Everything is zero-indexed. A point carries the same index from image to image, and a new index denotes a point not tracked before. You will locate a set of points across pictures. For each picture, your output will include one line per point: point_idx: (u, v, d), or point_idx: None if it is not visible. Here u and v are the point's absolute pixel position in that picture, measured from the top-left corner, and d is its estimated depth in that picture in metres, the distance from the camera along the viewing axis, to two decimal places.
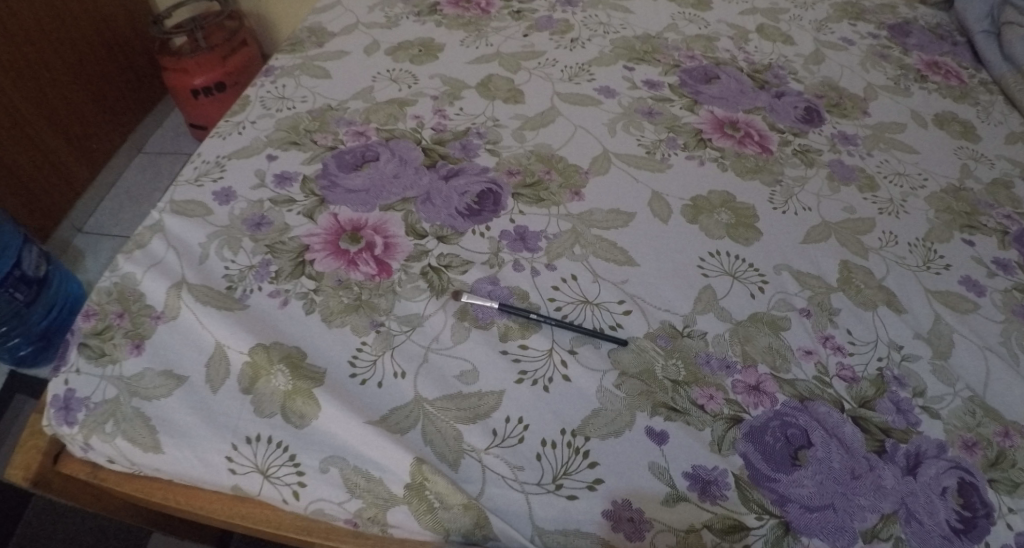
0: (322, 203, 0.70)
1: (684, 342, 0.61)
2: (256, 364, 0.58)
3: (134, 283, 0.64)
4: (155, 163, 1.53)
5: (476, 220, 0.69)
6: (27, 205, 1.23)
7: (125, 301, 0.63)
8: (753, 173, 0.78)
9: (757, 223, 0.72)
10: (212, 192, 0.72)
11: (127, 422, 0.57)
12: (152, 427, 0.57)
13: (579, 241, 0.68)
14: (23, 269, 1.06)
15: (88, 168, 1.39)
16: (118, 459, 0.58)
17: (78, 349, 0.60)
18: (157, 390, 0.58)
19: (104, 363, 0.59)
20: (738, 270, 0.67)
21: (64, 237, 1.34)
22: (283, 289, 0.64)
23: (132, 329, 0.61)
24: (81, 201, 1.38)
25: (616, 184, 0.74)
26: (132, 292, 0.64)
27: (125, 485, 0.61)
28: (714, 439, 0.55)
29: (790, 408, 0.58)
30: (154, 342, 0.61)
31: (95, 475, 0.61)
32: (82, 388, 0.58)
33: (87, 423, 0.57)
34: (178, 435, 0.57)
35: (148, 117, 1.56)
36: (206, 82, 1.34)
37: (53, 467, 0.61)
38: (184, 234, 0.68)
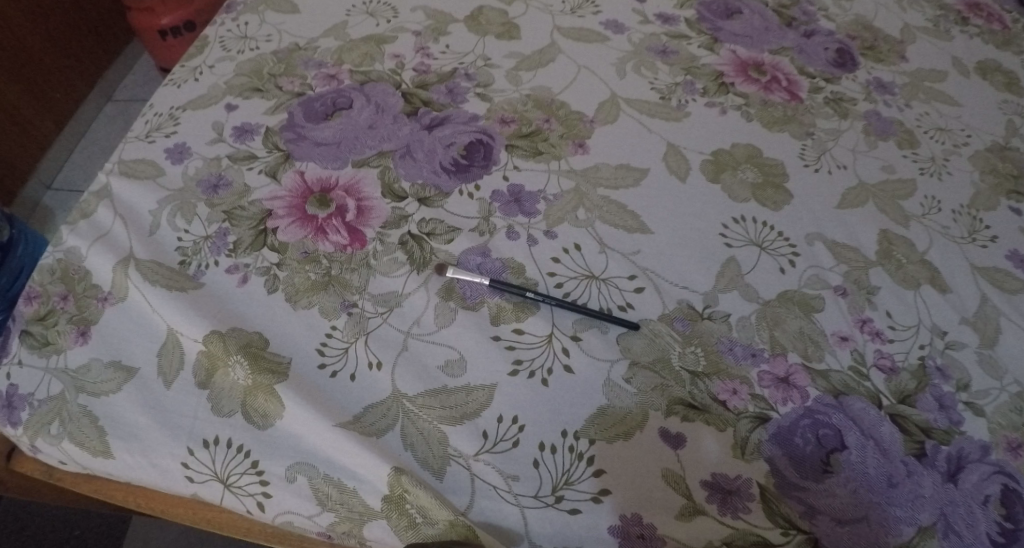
0: (287, 160, 0.61)
1: (703, 326, 0.53)
2: (213, 355, 0.51)
3: (78, 259, 0.56)
4: (127, 112, 1.38)
5: (463, 178, 0.60)
6: None
7: (69, 281, 0.55)
8: (781, 124, 0.69)
9: (786, 183, 0.63)
10: (165, 149, 0.63)
11: (73, 423, 0.51)
12: (101, 428, 0.51)
13: (583, 204, 0.60)
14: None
15: (54, 120, 1.25)
16: (68, 463, 0.52)
17: (19, 337, 0.53)
18: (105, 386, 0.51)
19: (47, 354, 0.52)
20: (765, 239, 0.59)
21: (33, 195, 1.22)
22: (243, 264, 0.55)
23: (77, 313, 0.54)
24: (48, 155, 1.25)
25: (627, 136, 0.65)
26: (77, 270, 0.55)
27: (82, 485, 0.54)
28: (737, 442, 0.49)
29: (823, 406, 0.51)
30: (100, 329, 0.53)
31: (50, 475, 0.54)
32: (24, 383, 0.52)
33: (31, 424, 0.51)
34: (129, 437, 0.51)
35: (119, 60, 1.40)
36: (173, 22, 1.20)
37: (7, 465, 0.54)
38: (134, 201, 0.59)
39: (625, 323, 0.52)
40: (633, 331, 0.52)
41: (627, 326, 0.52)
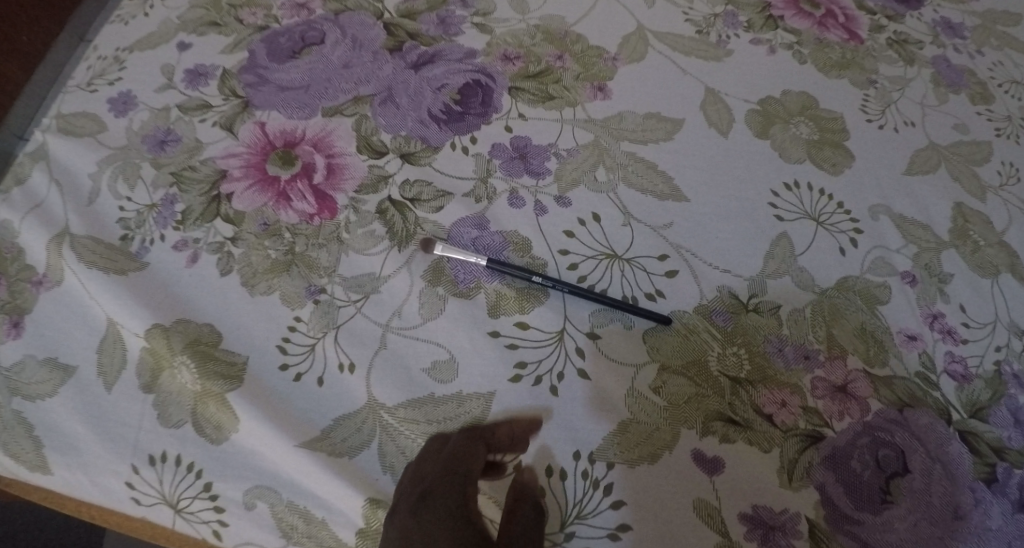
0: (245, 108, 0.51)
1: (747, 321, 0.45)
2: (158, 353, 0.43)
3: (10, 236, 0.47)
4: None
5: (457, 129, 0.50)
6: None
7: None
8: (840, 68, 0.58)
9: (845, 141, 0.53)
10: (108, 100, 0.53)
11: (7, 433, 0.43)
12: (37, 438, 0.43)
13: (604, 162, 0.50)
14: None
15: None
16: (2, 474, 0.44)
17: None
18: (41, 387, 0.44)
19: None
20: (822, 210, 0.50)
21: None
22: (192, 239, 0.46)
23: (7, 301, 0.45)
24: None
25: (657, 79, 0.54)
26: (8, 249, 0.47)
27: (32, 494, 0.45)
28: (782, 466, 0.41)
29: (885, 421, 0.43)
30: (35, 319, 0.45)
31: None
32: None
33: None
34: (67, 450, 0.43)
35: None
36: None
37: None
38: (72, 163, 0.50)
39: (650, 316, 0.43)
40: (660, 326, 0.44)
41: (652, 318, 0.44)
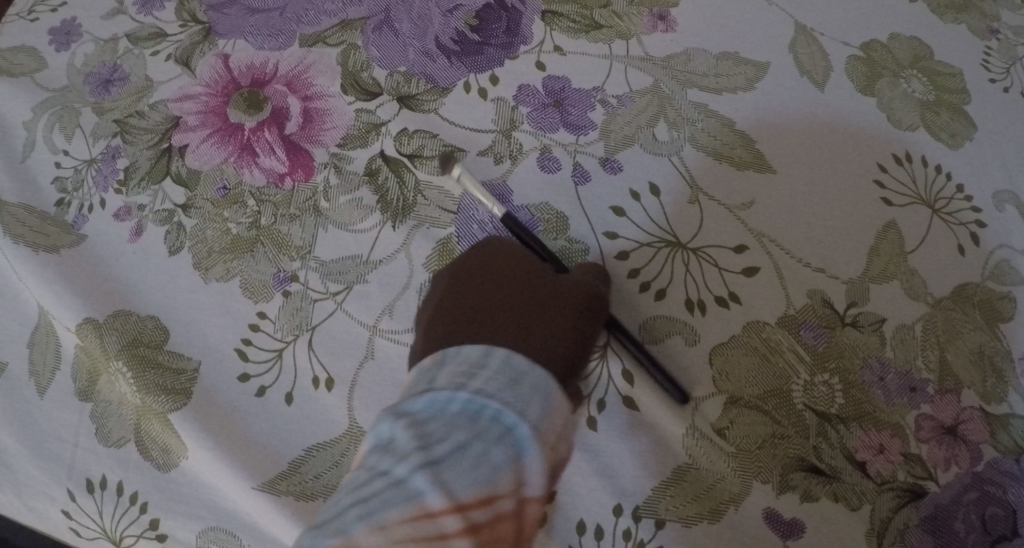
0: (207, 38, 0.41)
1: (841, 336, 0.35)
2: (93, 354, 0.35)
3: None
4: None
5: (474, 66, 0.40)
6: None
7: None
8: (965, 7, 0.45)
9: (966, 103, 0.42)
10: (49, 29, 0.43)
11: None
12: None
13: (663, 116, 0.39)
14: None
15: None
16: None
17: None
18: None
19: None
20: (937, 193, 0.39)
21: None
22: (137, 206, 0.37)
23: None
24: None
25: (734, 10, 0.42)
26: None
27: None
28: (870, 529, 0.32)
29: (1000, 475, 0.34)
30: None
31: None
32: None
33: None
34: None
35: None
36: None
37: None
38: (3, 107, 0.41)
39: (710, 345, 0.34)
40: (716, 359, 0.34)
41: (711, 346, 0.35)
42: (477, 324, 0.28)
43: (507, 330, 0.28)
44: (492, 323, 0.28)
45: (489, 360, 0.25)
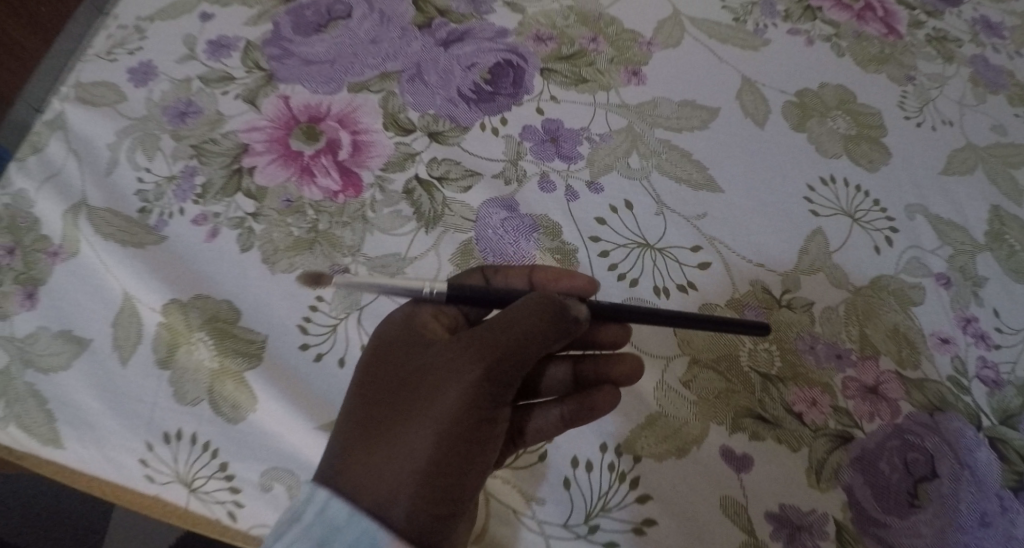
0: (268, 83, 0.50)
1: (779, 315, 0.44)
2: (175, 329, 0.42)
3: (26, 206, 0.46)
4: None
5: (488, 110, 0.50)
6: None
7: (14, 232, 0.45)
8: (880, 62, 0.57)
9: (883, 138, 0.52)
10: (127, 70, 0.52)
11: (19, 405, 0.42)
12: (50, 412, 0.42)
13: (637, 149, 0.49)
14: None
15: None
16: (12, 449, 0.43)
17: None
18: (54, 360, 0.43)
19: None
20: (857, 208, 0.49)
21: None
22: (213, 213, 0.45)
23: (23, 271, 0.44)
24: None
25: (691, 65, 0.53)
26: (24, 218, 0.46)
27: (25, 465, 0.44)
28: (811, 466, 0.40)
29: (915, 425, 0.42)
30: (49, 291, 0.44)
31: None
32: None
33: None
34: (82, 424, 0.42)
35: None
36: None
37: None
38: (90, 132, 0.49)
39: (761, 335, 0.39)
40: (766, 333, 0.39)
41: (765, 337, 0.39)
42: (372, 439, 0.34)
43: (378, 462, 0.33)
44: (380, 443, 0.34)
45: (307, 511, 0.33)
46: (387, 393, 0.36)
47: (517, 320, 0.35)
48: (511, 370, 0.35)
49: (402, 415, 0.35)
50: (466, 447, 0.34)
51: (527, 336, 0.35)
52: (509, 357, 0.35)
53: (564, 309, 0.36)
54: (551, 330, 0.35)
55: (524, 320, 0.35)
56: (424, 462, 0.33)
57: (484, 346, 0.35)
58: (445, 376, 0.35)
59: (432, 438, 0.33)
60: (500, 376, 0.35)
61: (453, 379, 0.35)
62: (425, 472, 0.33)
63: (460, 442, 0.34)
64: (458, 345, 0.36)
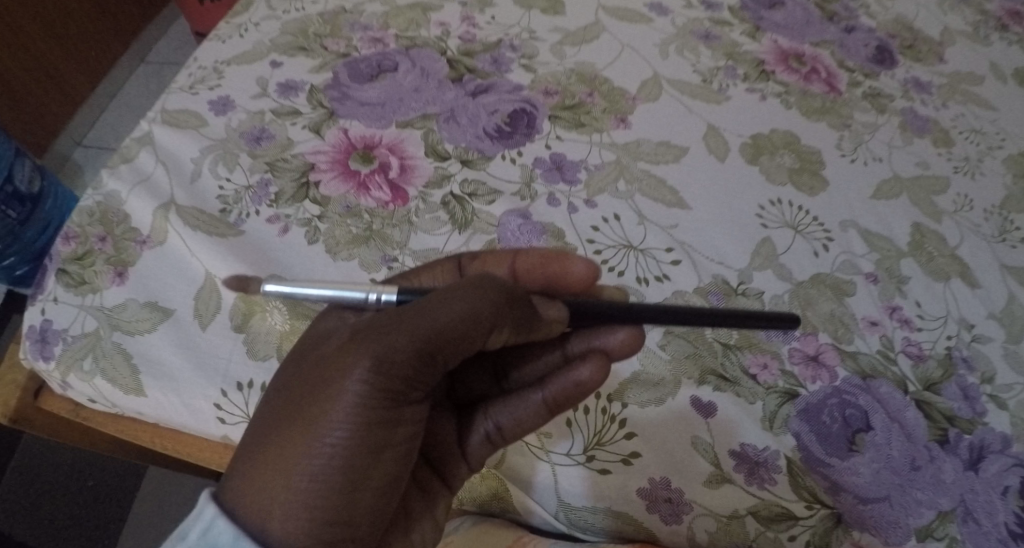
0: (331, 117, 0.63)
1: (738, 302, 0.55)
2: (252, 300, 0.52)
3: (118, 203, 0.56)
4: (158, 75, 1.51)
5: (507, 144, 0.62)
6: (16, 113, 1.21)
7: (108, 224, 0.55)
8: (821, 114, 0.70)
9: (823, 170, 0.64)
10: (208, 101, 0.64)
11: (107, 360, 0.50)
12: (134, 366, 0.50)
13: (624, 176, 0.61)
14: (15, 184, 1.03)
15: (83, 75, 1.36)
16: (98, 400, 0.51)
17: (55, 276, 0.53)
18: (141, 324, 0.51)
19: (83, 292, 0.52)
20: (800, 222, 0.60)
21: (63, 150, 1.33)
22: (284, 214, 0.56)
23: (114, 254, 0.54)
24: (78, 112, 1.37)
25: (668, 114, 0.67)
26: (116, 213, 0.56)
27: (109, 426, 0.55)
28: (766, 415, 0.49)
29: (851, 386, 0.51)
30: (139, 270, 0.53)
31: (77, 414, 0.55)
32: (60, 318, 0.51)
33: (65, 359, 0.50)
34: (164, 376, 0.50)
35: (129, 50, 1.48)
36: None
37: (34, 403, 0.55)
38: (175, 149, 0.60)
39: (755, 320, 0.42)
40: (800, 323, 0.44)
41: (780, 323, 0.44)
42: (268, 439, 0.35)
43: (271, 465, 0.34)
44: (275, 446, 0.34)
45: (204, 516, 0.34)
46: (276, 404, 0.36)
47: (420, 324, 0.33)
48: (408, 378, 0.35)
49: (286, 431, 0.34)
50: (358, 459, 0.35)
51: (424, 345, 0.34)
52: (420, 359, 0.34)
53: (505, 303, 0.35)
54: (462, 332, 0.34)
55: (441, 315, 0.33)
56: (309, 484, 0.34)
57: (373, 358, 0.33)
58: (331, 393, 0.34)
59: (317, 459, 0.34)
60: (391, 385, 0.34)
61: (338, 396, 0.34)
62: (311, 491, 0.34)
63: (353, 456, 0.34)
64: (344, 357, 0.34)
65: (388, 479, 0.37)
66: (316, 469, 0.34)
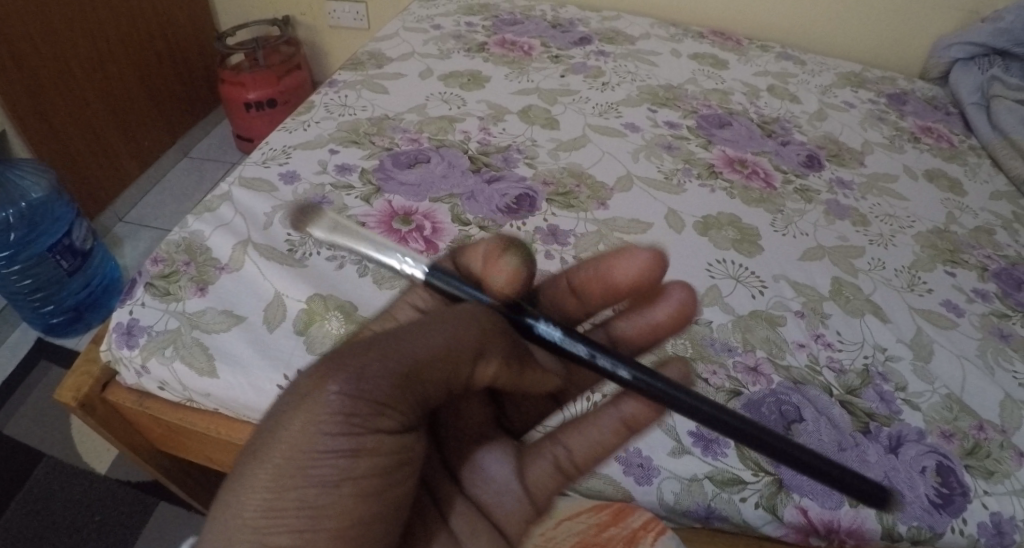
0: (377, 193, 0.81)
1: (692, 327, 0.69)
2: (314, 311, 0.66)
3: (201, 239, 0.73)
4: (200, 166, 1.76)
5: (514, 216, 0.80)
6: (79, 188, 1.43)
7: (192, 253, 0.71)
8: (758, 202, 0.89)
9: (759, 241, 0.82)
10: (278, 174, 0.82)
11: (186, 349, 0.63)
12: (210, 355, 0.63)
13: (604, 241, 0.78)
14: (72, 240, 1.23)
15: (135, 160, 1.61)
16: (173, 382, 0.64)
17: (145, 287, 0.68)
18: (217, 325, 0.65)
19: (168, 300, 0.67)
20: (741, 275, 0.76)
21: (107, 223, 1.52)
22: (340, 255, 0.72)
23: (197, 275, 0.69)
24: (126, 193, 1.58)
25: (639, 200, 0.86)
26: (200, 246, 0.72)
27: (168, 414, 0.68)
28: (716, 406, 0.62)
29: (784, 388, 0.64)
30: (217, 288, 0.68)
31: (141, 403, 0.68)
32: (149, 318, 0.66)
33: (148, 346, 0.64)
34: (234, 363, 0.63)
35: (173, 149, 1.74)
36: (258, 97, 1.59)
37: (100, 394, 0.69)
38: (251, 204, 0.77)
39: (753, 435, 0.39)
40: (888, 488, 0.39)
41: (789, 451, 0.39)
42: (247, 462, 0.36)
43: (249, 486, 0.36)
44: (255, 467, 0.36)
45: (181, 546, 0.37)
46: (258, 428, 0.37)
47: (402, 347, 0.37)
48: (376, 407, 0.36)
49: (250, 470, 0.36)
50: (324, 497, 0.36)
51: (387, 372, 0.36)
52: (400, 380, 0.37)
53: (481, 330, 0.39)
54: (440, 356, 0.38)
55: (421, 340, 0.37)
56: (275, 522, 0.35)
57: (346, 384, 0.35)
58: (295, 428, 0.35)
59: (284, 497, 0.35)
60: (357, 416, 0.36)
61: (301, 431, 0.35)
62: (275, 532, 0.35)
63: (319, 491, 0.36)
64: (310, 388, 0.36)
65: (355, 519, 0.37)
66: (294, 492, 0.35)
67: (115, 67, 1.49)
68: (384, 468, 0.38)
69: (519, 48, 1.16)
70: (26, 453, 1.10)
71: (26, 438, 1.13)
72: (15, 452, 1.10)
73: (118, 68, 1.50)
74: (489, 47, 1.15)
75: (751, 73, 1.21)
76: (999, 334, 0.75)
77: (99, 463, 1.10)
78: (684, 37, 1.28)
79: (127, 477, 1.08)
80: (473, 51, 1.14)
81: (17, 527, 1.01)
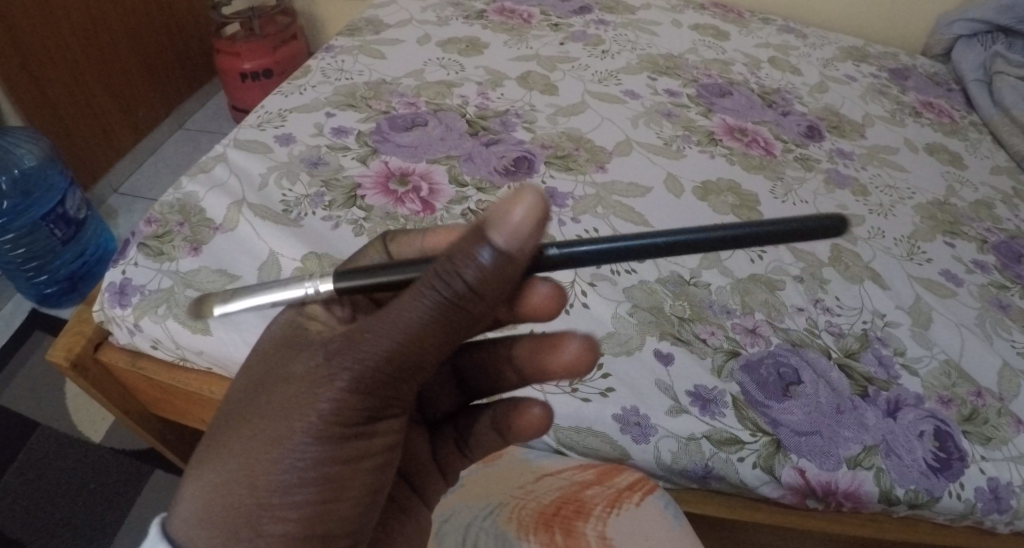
0: (373, 153, 0.80)
1: (691, 289, 0.68)
2: (309, 270, 0.65)
3: (195, 200, 0.71)
4: (194, 138, 1.73)
5: (512, 178, 0.79)
6: (71, 157, 1.41)
7: (186, 213, 0.70)
8: (758, 169, 0.88)
9: (759, 207, 0.81)
10: (273, 136, 0.81)
11: (178, 307, 0.62)
12: None
13: (602, 204, 0.77)
14: (65, 209, 1.21)
15: (130, 131, 1.58)
16: (166, 340, 0.63)
17: (137, 247, 0.67)
18: (210, 284, 0.64)
19: (161, 260, 0.65)
20: None
21: (101, 194, 1.50)
22: (336, 215, 0.71)
23: (191, 235, 0.68)
24: (118, 164, 1.55)
25: (638, 165, 0.84)
26: (194, 206, 0.71)
27: (161, 374, 0.67)
28: (715, 367, 0.62)
29: (783, 350, 0.64)
30: (210, 247, 0.67)
31: (134, 363, 0.67)
32: (141, 277, 0.64)
33: (140, 305, 0.63)
34: (228, 320, 0.62)
35: (168, 121, 1.71)
36: (254, 67, 1.57)
37: (93, 353, 0.67)
38: (246, 165, 0.76)
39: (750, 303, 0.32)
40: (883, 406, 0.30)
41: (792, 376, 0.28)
42: (256, 433, 0.38)
43: (254, 456, 0.38)
44: (262, 438, 0.38)
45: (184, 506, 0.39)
46: (267, 402, 0.39)
47: (396, 333, 0.35)
48: (381, 395, 0.37)
49: (253, 440, 0.38)
50: (322, 476, 0.38)
51: (386, 360, 0.36)
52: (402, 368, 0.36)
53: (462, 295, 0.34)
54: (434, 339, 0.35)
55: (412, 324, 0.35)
56: (277, 501, 0.37)
57: (353, 375, 0.36)
58: (298, 412, 0.37)
59: (285, 479, 0.37)
60: (361, 404, 0.37)
61: (301, 416, 0.37)
62: (276, 501, 0.37)
63: (323, 473, 0.38)
64: (319, 373, 0.37)
65: (359, 493, 0.40)
66: (297, 466, 0.37)
67: (109, 35, 1.46)
68: (384, 449, 0.40)
69: (518, 16, 1.14)
70: (20, 421, 1.09)
71: (20, 407, 1.11)
72: (9, 420, 1.09)
73: (112, 37, 1.47)
74: (487, 14, 1.13)
75: (753, 45, 1.19)
76: (998, 305, 0.75)
77: (94, 430, 1.09)
78: (685, 8, 1.26)
79: (123, 445, 1.07)
80: (472, 18, 1.12)
81: (12, 494, 1.01)
